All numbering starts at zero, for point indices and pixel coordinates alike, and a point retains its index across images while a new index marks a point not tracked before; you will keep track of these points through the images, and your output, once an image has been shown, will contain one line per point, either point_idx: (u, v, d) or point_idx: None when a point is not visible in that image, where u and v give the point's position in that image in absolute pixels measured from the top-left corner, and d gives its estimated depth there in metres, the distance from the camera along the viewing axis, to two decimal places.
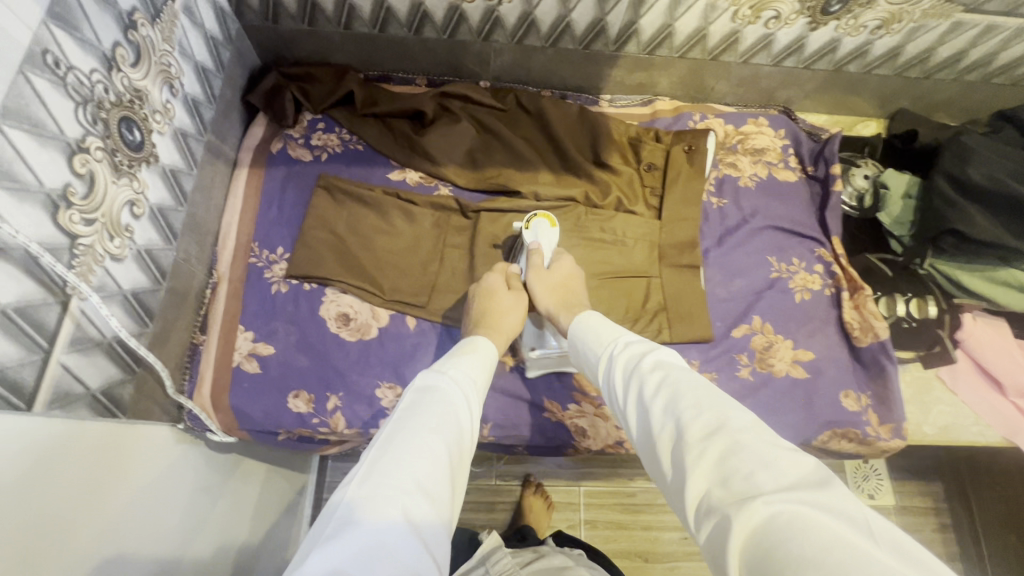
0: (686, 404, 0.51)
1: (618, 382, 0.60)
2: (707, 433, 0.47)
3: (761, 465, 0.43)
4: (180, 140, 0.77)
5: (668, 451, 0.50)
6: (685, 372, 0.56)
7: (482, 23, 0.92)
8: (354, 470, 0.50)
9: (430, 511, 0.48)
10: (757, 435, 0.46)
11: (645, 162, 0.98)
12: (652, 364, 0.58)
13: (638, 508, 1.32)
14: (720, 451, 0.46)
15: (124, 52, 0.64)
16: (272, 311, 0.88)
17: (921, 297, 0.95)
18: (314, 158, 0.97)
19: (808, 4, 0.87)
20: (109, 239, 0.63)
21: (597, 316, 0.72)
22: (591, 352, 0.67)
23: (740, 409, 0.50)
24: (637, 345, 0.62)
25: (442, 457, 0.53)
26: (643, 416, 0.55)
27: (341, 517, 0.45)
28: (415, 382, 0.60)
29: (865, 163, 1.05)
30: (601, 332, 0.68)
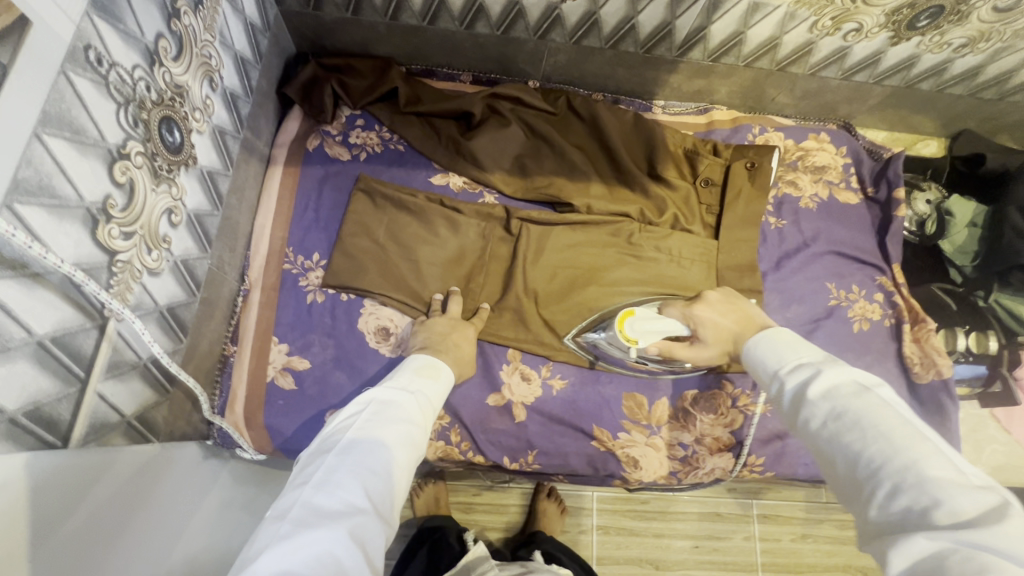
0: (860, 436, 0.45)
1: (789, 413, 0.54)
2: (875, 471, 0.43)
3: (935, 502, 0.38)
4: (218, 138, 0.71)
5: (843, 484, 0.46)
6: (862, 394, 0.48)
7: (541, 21, 0.86)
8: (307, 477, 0.48)
9: (377, 528, 0.47)
10: (941, 469, 0.40)
11: (702, 177, 0.93)
12: (822, 391, 0.51)
13: (652, 516, 1.16)
14: (888, 488, 0.41)
15: (166, 45, 0.57)
16: (308, 322, 0.82)
17: (980, 331, 0.90)
18: (352, 157, 0.91)
19: (895, 18, 0.81)
20: (147, 252, 0.58)
21: (782, 336, 0.62)
22: (761, 378, 0.61)
23: (928, 441, 0.43)
24: (805, 366, 0.55)
25: (388, 480, 0.51)
26: (821, 449, 0.49)
27: (291, 522, 0.43)
28: (371, 394, 0.58)
29: (929, 186, 1.00)
30: (773, 350, 0.60)
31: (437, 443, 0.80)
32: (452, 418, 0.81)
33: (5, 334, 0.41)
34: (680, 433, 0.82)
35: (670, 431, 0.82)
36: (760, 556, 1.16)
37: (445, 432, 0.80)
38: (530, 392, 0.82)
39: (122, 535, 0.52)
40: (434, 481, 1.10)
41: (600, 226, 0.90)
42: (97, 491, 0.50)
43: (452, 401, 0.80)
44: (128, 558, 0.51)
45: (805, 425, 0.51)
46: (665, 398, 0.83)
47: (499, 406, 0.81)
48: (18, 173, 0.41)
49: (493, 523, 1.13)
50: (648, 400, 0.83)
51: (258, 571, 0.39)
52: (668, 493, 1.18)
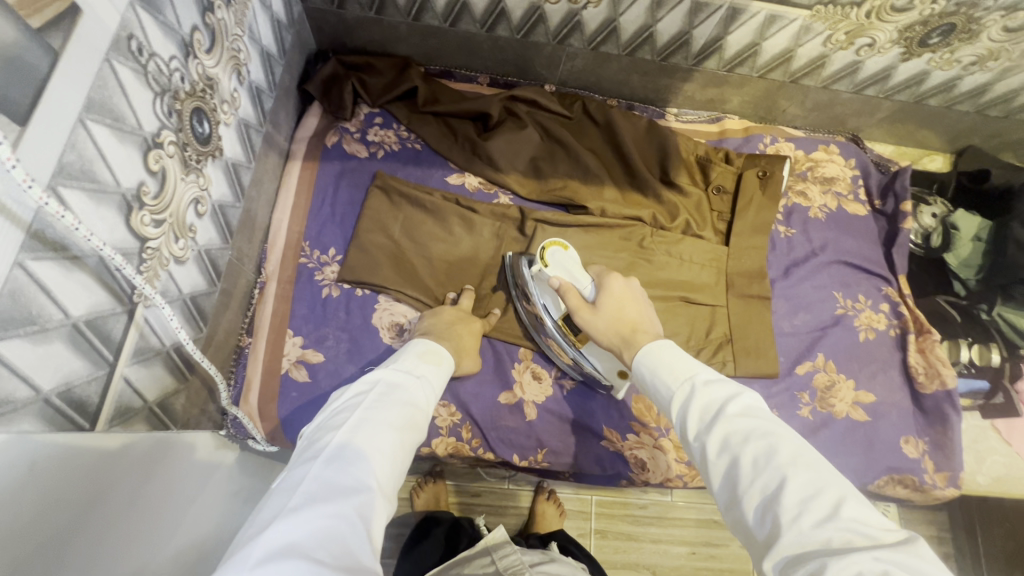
0: (784, 460, 0.44)
1: (694, 428, 0.51)
2: (801, 498, 0.42)
3: (858, 534, 0.39)
4: (242, 131, 0.72)
5: (750, 508, 0.44)
6: (779, 423, 0.49)
7: (561, 26, 0.87)
8: (317, 452, 0.49)
9: (380, 506, 0.48)
10: (856, 502, 0.42)
11: (714, 185, 0.94)
12: (742, 412, 0.50)
13: (650, 521, 1.17)
14: (813, 515, 0.40)
15: (200, 37, 0.58)
16: (323, 317, 0.83)
17: (983, 344, 0.91)
18: (370, 155, 0.92)
19: (907, 35, 0.83)
20: (175, 240, 0.59)
21: (669, 346, 0.60)
22: (656, 385, 0.58)
23: (836, 475, 0.44)
24: (717, 383, 0.53)
25: (393, 460, 0.52)
26: (729, 471, 0.47)
27: (301, 496, 0.44)
28: (378, 375, 0.59)
29: (935, 200, 1.02)
30: (670, 361, 0.58)
31: (448, 439, 0.80)
32: (463, 416, 0.81)
33: (44, 315, 0.42)
34: None
35: (679, 433, 0.83)
36: (756, 564, 1.16)
37: (457, 429, 0.80)
38: (541, 391, 0.83)
39: (131, 507, 0.52)
40: (434, 481, 1.10)
41: (613, 229, 0.91)
42: (111, 472, 0.50)
43: (464, 397, 0.81)
44: (139, 525, 0.52)
45: (716, 443, 0.48)
46: None
47: (510, 404, 0.82)
48: (64, 157, 0.42)
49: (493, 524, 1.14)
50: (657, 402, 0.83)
51: (269, 542, 0.40)
52: (666, 499, 1.19)
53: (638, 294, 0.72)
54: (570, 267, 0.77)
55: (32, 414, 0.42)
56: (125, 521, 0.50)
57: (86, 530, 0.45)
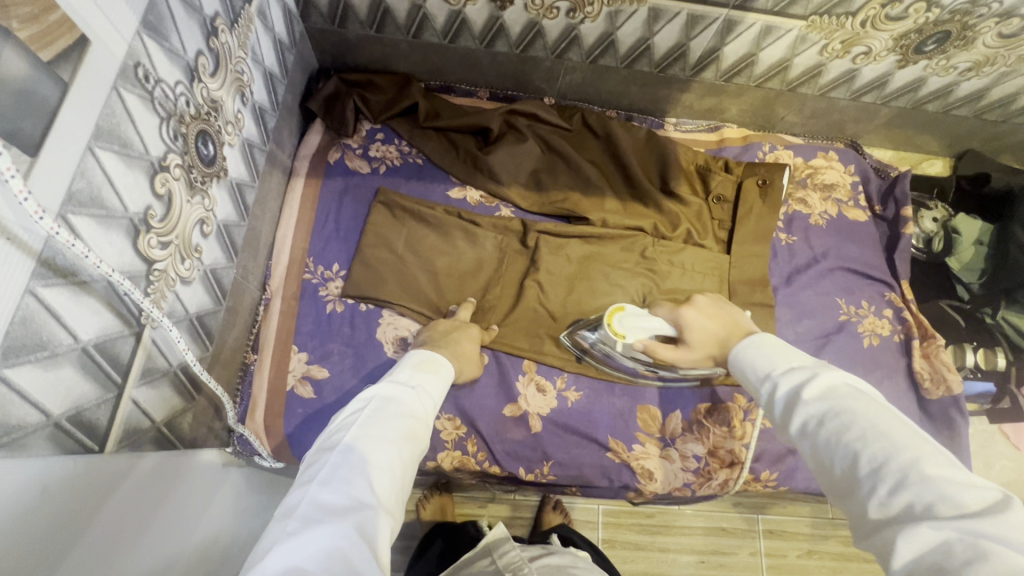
0: (856, 435, 0.44)
1: (779, 414, 0.53)
2: (876, 468, 0.42)
3: (939, 497, 0.37)
4: (246, 151, 0.73)
5: (839, 483, 0.45)
6: (859, 397, 0.48)
7: (559, 41, 0.88)
8: (313, 475, 0.49)
9: (383, 521, 0.47)
10: (941, 465, 0.40)
11: (714, 194, 0.95)
12: (818, 393, 0.50)
13: (658, 530, 1.16)
14: (890, 483, 0.40)
15: (205, 62, 0.60)
16: (327, 332, 0.84)
17: (988, 348, 0.91)
18: (372, 171, 0.93)
19: (903, 42, 0.83)
20: (181, 261, 0.59)
21: (765, 340, 0.61)
22: (747, 380, 0.60)
23: (924, 441, 0.42)
24: (798, 368, 0.54)
25: (392, 474, 0.52)
26: (814, 452, 0.48)
27: (298, 519, 0.44)
28: (372, 393, 0.59)
29: (935, 205, 1.02)
30: (758, 355, 0.59)
31: (453, 453, 0.80)
32: (468, 430, 0.81)
33: (54, 340, 0.43)
34: (694, 445, 0.82)
35: (684, 442, 0.83)
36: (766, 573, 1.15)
37: (462, 442, 0.81)
38: (546, 404, 0.83)
39: (137, 531, 0.52)
40: (440, 493, 1.10)
41: (615, 239, 0.92)
42: (118, 496, 0.50)
43: (469, 410, 0.81)
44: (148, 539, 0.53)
45: (797, 425, 0.49)
46: (679, 411, 0.84)
47: (515, 417, 0.82)
48: (72, 185, 0.42)
49: None
50: (662, 412, 0.84)
51: (270, 566, 0.40)
52: (674, 508, 1.18)
53: (710, 302, 0.73)
54: (646, 325, 0.74)
55: (42, 439, 0.43)
56: (131, 539, 0.51)
57: (89, 553, 0.45)
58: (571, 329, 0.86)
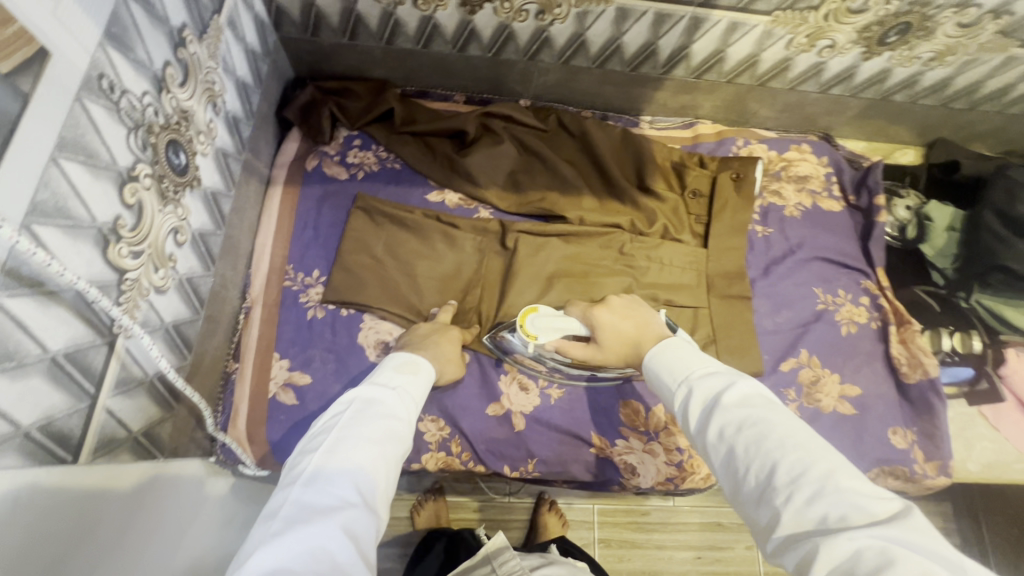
0: (773, 442, 0.46)
1: (695, 422, 0.53)
2: (791, 478, 0.43)
3: (854, 508, 0.40)
4: (221, 161, 0.74)
5: (748, 494, 0.46)
6: (770, 406, 0.50)
7: (530, 43, 0.90)
8: (296, 477, 0.50)
9: (367, 520, 0.48)
10: (850, 477, 0.43)
11: (690, 189, 0.96)
12: (737, 401, 0.51)
13: (653, 527, 1.17)
14: (805, 494, 0.42)
15: (173, 72, 0.60)
16: (309, 338, 0.84)
17: (964, 331, 0.93)
18: (350, 177, 0.94)
19: (866, 35, 0.85)
20: (154, 270, 0.59)
21: (677, 345, 0.63)
22: (662, 386, 0.60)
23: (831, 451, 0.45)
24: (713, 375, 0.55)
25: (375, 474, 0.52)
26: (727, 461, 0.49)
27: (282, 521, 0.45)
28: (353, 393, 0.59)
29: (907, 193, 1.04)
30: (675, 360, 0.60)
31: (438, 454, 0.81)
32: (453, 430, 0.81)
33: (22, 351, 0.43)
34: (677, 438, 0.83)
35: (667, 436, 0.83)
36: (761, 565, 1.16)
37: (446, 443, 0.81)
38: (529, 402, 0.83)
39: (128, 533, 0.53)
40: (434, 497, 1.10)
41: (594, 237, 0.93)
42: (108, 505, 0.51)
43: (452, 410, 0.81)
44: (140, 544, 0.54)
45: (713, 433, 0.50)
46: (662, 404, 0.84)
47: (498, 416, 0.82)
48: (36, 196, 0.43)
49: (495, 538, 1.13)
50: (645, 406, 0.84)
51: (255, 568, 0.41)
52: (668, 504, 1.18)
53: (626, 304, 0.76)
54: (553, 324, 0.78)
55: (12, 450, 0.43)
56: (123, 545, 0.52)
57: (75, 557, 0.46)
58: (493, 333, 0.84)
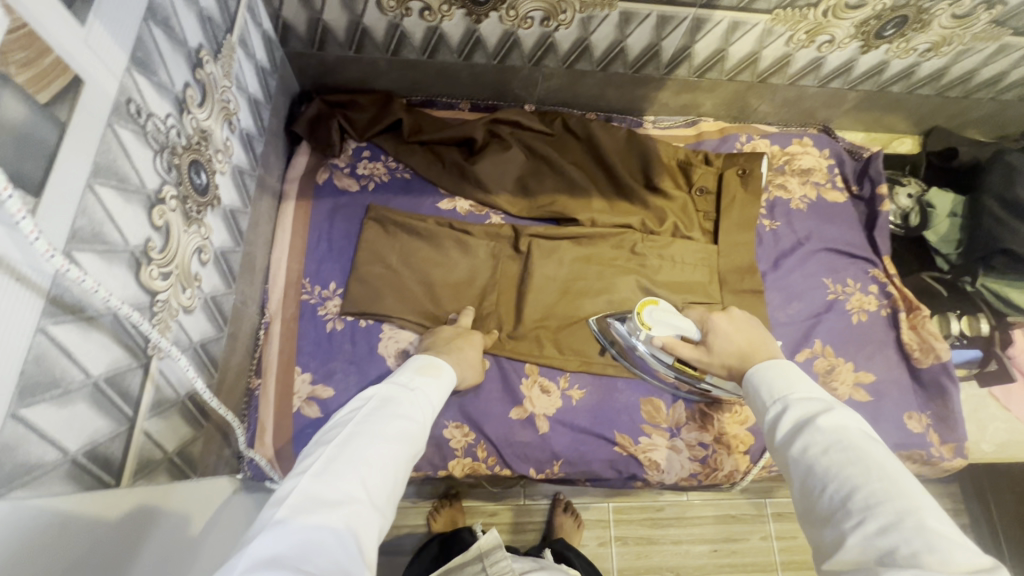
0: (858, 470, 0.46)
1: (781, 436, 0.54)
2: (868, 505, 0.44)
3: (927, 547, 0.39)
4: (237, 178, 0.74)
5: (820, 511, 0.47)
6: (867, 439, 0.49)
7: (535, 50, 0.90)
8: (307, 466, 0.50)
9: (369, 518, 0.48)
10: (933, 520, 0.41)
11: (697, 187, 0.97)
12: (832, 425, 0.51)
13: (669, 522, 1.18)
14: (879, 523, 0.42)
15: (193, 93, 0.61)
16: (329, 351, 0.84)
17: (971, 314, 0.95)
18: (361, 188, 0.94)
19: (864, 29, 0.87)
20: (182, 290, 0.60)
21: (793, 367, 0.62)
22: (757, 400, 0.61)
23: (920, 491, 0.44)
24: (813, 399, 0.55)
25: (383, 473, 0.52)
26: (805, 478, 0.50)
27: (288, 508, 0.46)
28: (372, 392, 0.60)
29: (909, 181, 1.06)
30: (780, 377, 0.60)
31: (464, 460, 0.81)
32: (477, 436, 0.82)
33: (67, 377, 0.43)
34: (699, 433, 0.84)
35: (689, 431, 0.84)
36: (778, 555, 1.17)
37: (472, 448, 0.81)
38: (551, 404, 0.84)
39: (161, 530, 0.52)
40: (450, 503, 1.10)
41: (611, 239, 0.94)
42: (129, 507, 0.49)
43: (476, 417, 0.82)
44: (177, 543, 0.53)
45: (797, 448, 0.51)
46: (681, 400, 0.86)
47: (521, 419, 0.83)
48: (75, 223, 0.43)
49: (513, 541, 1.13)
50: (665, 402, 0.85)
51: (255, 553, 0.41)
52: (683, 498, 1.19)
53: (745, 319, 0.77)
54: (671, 320, 0.80)
55: (59, 477, 0.43)
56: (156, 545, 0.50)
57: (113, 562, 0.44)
58: (601, 318, 0.88)
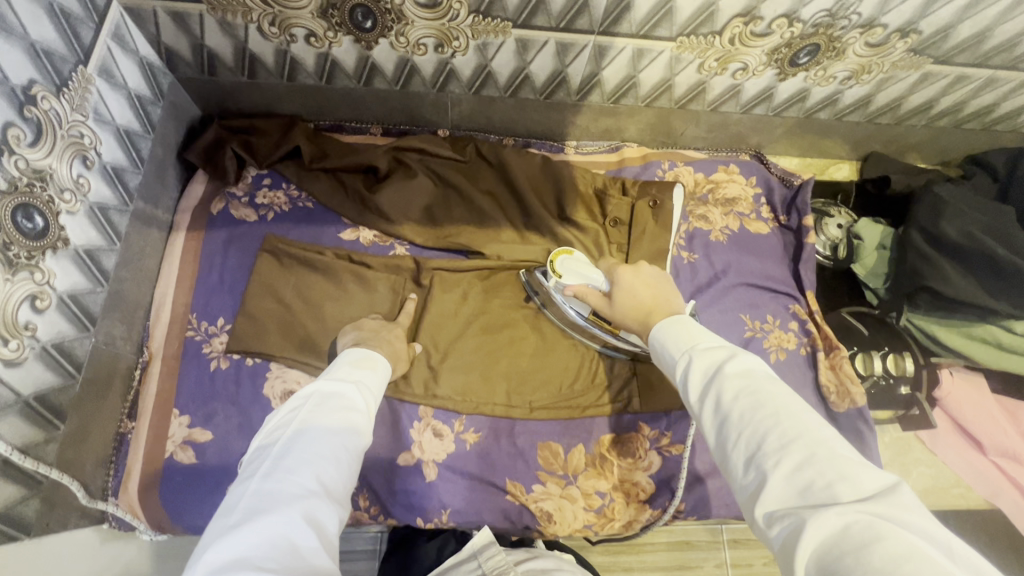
0: (768, 412, 0.48)
1: (693, 389, 0.55)
2: (784, 446, 0.46)
3: (842, 478, 0.42)
4: (99, 215, 0.70)
5: (735, 459, 0.48)
6: (771, 381, 0.52)
7: (436, 76, 0.87)
8: (255, 471, 0.52)
9: (331, 507, 0.51)
10: (836, 449, 0.45)
11: (610, 218, 0.94)
12: (740, 370, 0.53)
13: (620, 550, 1.13)
14: (795, 461, 0.44)
15: (18, 132, 0.57)
16: (210, 392, 0.80)
17: (897, 352, 0.92)
18: (259, 218, 0.91)
19: (776, 57, 0.83)
20: (3, 343, 0.56)
21: (686, 320, 0.64)
22: (665, 354, 0.61)
23: (822, 426, 0.47)
24: (717, 348, 0.57)
25: (339, 465, 0.55)
26: (722, 428, 0.51)
27: (241, 513, 0.47)
28: (313, 388, 0.62)
29: (839, 211, 1.02)
30: (682, 331, 0.61)
31: None
32: (360, 485, 0.79)
33: None
34: (597, 481, 0.81)
35: (586, 479, 0.81)
36: None
37: (353, 498, 0.79)
38: (442, 449, 0.81)
39: None
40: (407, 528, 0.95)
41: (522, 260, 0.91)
42: None
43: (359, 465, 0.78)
44: None
45: (714, 399, 0.52)
46: (581, 445, 0.82)
47: (409, 466, 0.79)
48: None
49: None
50: (565, 447, 0.82)
51: (212, 560, 0.43)
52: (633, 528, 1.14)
53: (655, 276, 0.76)
54: (582, 270, 0.83)
55: None
56: None
57: None
58: (528, 270, 0.90)
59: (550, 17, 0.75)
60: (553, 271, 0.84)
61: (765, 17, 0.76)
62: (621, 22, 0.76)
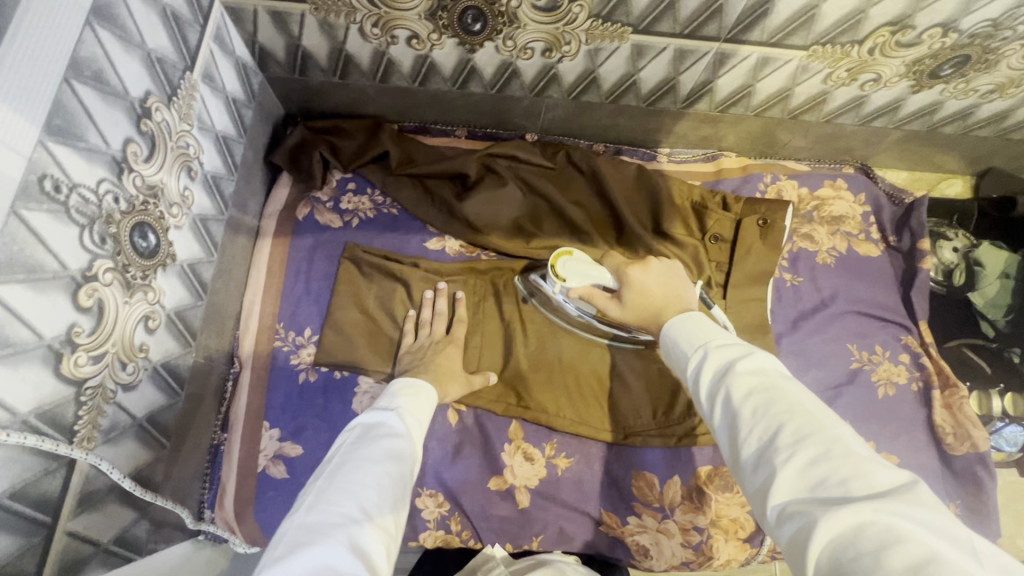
0: (779, 408, 0.40)
1: (699, 386, 0.47)
2: (794, 442, 0.38)
3: (858, 475, 0.35)
4: (200, 228, 0.68)
5: (745, 460, 0.41)
6: (783, 376, 0.43)
7: (536, 81, 0.82)
8: (299, 503, 0.47)
9: (376, 537, 0.44)
10: (852, 444, 0.37)
11: (711, 234, 0.87)
12: (750, 367, 0.45)
13: None
14: (809, 457, 0.37)
15: (136, 148, 0.55)
16: (300, 405, 0.79)
17: (1017, 391, 0.85)
18: (343, 225, 0.88)
19: (916, 68, 0.75)
20: (122, 367, 0.55)
21: (699, 317, 0.55)
22: (673, 353, 0.53)
23: (839, 421, 0.39)
24: (729, 343, 0.48)
25: (383, 492, 0.49)
26: (731, 429, 0.43)
27: (285, 544, 0.42)
28: (358, 420, 0.58)
29: (955, 233, 0.94)
30: (693, 327, 0.53)
31: (437, 532, 0.77)
32: (452, 507, 0.77)
33: None
34: (694, 516, 0.77)
35: (683, 513, 0.77)
36: None
37: (445, 521, 0.77)
38: (534, 474, 0.78)
39: None
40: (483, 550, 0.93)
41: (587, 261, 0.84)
42: None
43: (452, 486, 0.77)
44: None
45: (722, 398, 0.44)
46: (677, 477, 0.78)
47: (500, 491, 0.77)
48: None
49: None
50: (660, 478, 0.78)
51: None
52: None
53: (667, 269, 0.68)
54: (585, 272, 0.74)
55: None
56: None
57: None
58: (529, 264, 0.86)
59: (675, 23, 0.69)
60: (555, 273, 0.75)
61: (917, 26, 0.68)
62: (753, 29, 0.69)
